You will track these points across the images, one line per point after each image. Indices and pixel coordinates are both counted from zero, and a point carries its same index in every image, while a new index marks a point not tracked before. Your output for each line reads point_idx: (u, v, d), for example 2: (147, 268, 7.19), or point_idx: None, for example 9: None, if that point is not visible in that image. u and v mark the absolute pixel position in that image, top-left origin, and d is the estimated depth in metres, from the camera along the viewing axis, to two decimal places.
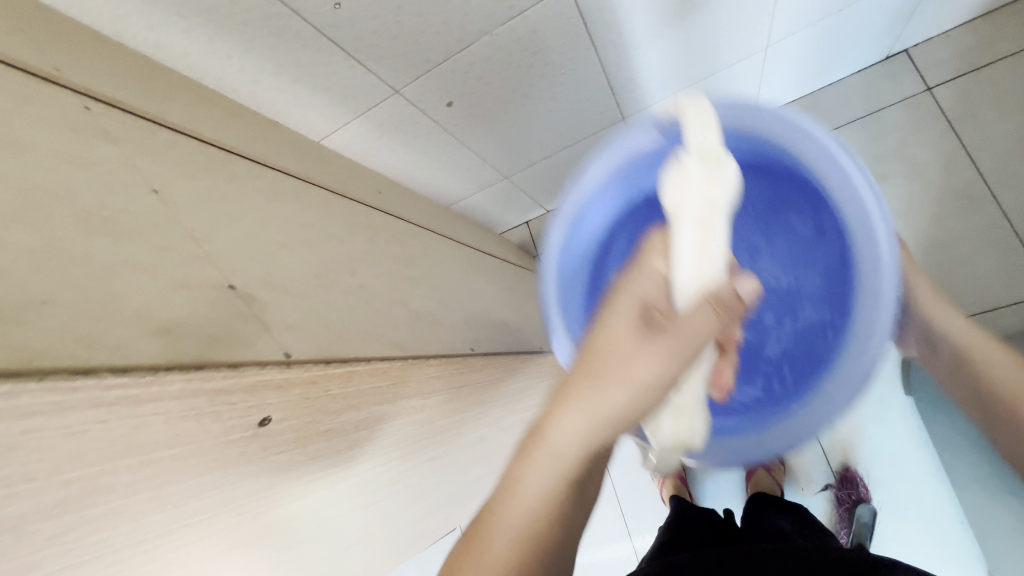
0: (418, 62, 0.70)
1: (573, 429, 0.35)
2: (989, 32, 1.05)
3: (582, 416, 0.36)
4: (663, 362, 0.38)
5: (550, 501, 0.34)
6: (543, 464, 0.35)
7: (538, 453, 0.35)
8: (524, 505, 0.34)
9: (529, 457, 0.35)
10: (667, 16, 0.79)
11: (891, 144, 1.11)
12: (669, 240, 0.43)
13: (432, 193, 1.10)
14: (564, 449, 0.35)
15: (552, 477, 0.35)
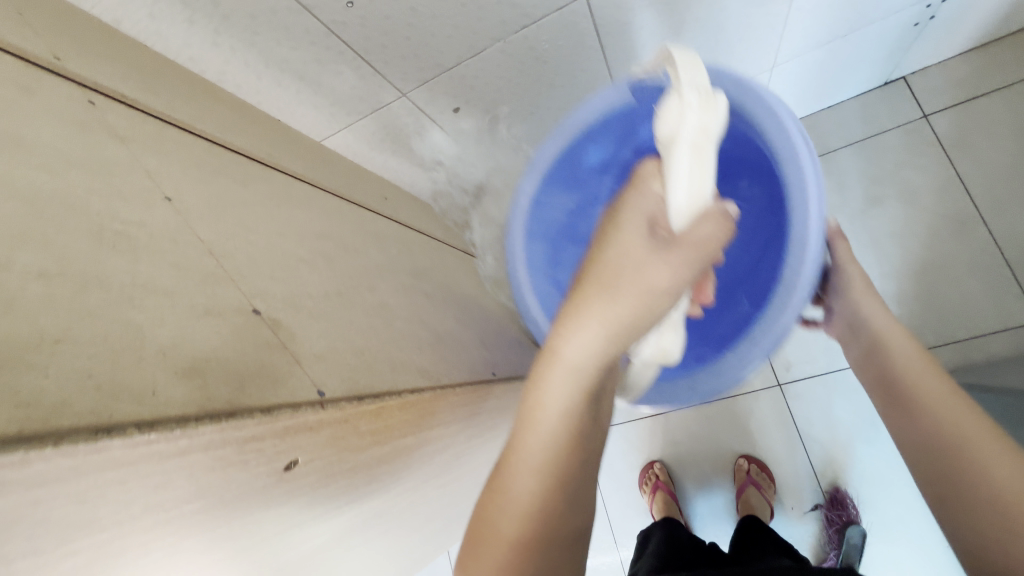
0: (428, 65, 0.69)
1: (562, 397, 0.35)
2: (984, 64, 1.08)
3: (564, 390, 0.35)
4: (661, 280, 0.37)
5: (539, 467, 0.35)
6: (536, 430, 0.35)
7: (534, 416, 0.35)
8: (518, 469, 0.35)
9: (524, 421, 0.36)
10: (679, 31, 0.78)
11: (887, 168, 1.12)
12: (666, 158, 0.44)
13: None
14: (556, 414, 0.35)
15: (540, 443, 0.35)
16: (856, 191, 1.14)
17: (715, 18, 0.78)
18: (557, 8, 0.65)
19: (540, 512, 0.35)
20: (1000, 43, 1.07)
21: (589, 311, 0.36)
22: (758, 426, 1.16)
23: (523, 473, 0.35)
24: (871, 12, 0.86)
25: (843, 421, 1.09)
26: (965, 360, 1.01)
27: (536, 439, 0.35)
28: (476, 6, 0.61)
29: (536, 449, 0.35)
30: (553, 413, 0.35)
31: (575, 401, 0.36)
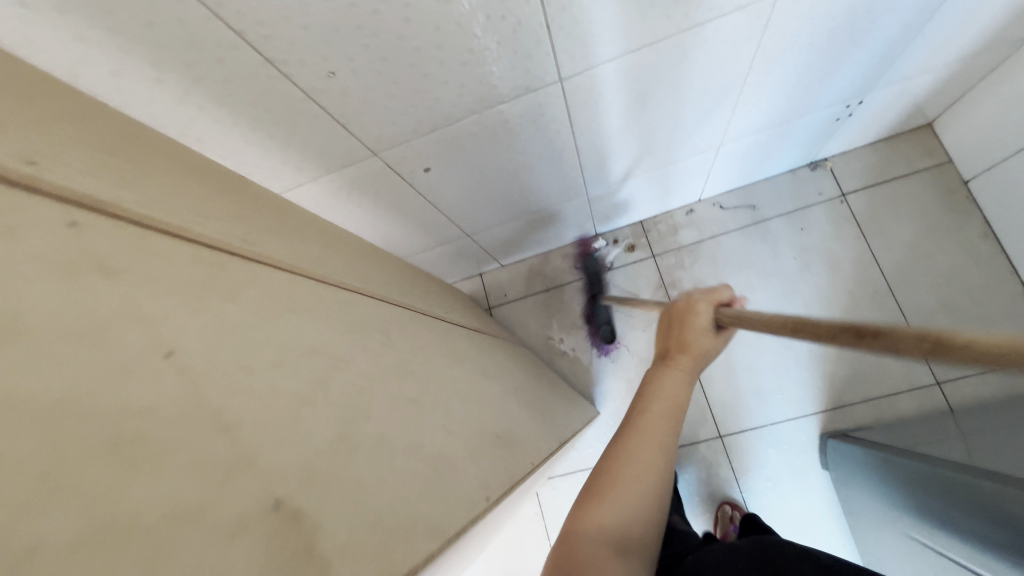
0: (404, 131, 0.69)
1: (608, 519, 0.50)
2: (892, 154, 1.25)
3: (651, 443, 0.56)
4: None
5: (649, 471, 0.55)
6: (649, 418, 0.59)
7: (628, 480, 0.53)
8: (623, 495, 0.52)
9: (627, 448, 0.56)
10: (638, 117, 0.84)
11: (813, 238, 1.25)
12: None
13: (392, 245, 1.07)
14: (606, 531, 0.49)
15: (636, 493, 0.53)
16: (788, 257, 1.26)
17: (672, 108, 0.84)
18: (533, 89, 0.68)
19: (626, 542, 0.49)
20: (904, 138, 1.25)
21: (616, 489, 0.53)
22: (702, 475, 1.19)
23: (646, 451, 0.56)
24: (805, 107, 0.97)
25: (774, 467, 1.16)
26: (878, 416, 1.13)
27: (596, 519, 0.50)
28: (458, 84, 0.62)
29: (635, 480, 0.53)
30: (614, 546, 0.48)
31: (676, 400, 0.61)
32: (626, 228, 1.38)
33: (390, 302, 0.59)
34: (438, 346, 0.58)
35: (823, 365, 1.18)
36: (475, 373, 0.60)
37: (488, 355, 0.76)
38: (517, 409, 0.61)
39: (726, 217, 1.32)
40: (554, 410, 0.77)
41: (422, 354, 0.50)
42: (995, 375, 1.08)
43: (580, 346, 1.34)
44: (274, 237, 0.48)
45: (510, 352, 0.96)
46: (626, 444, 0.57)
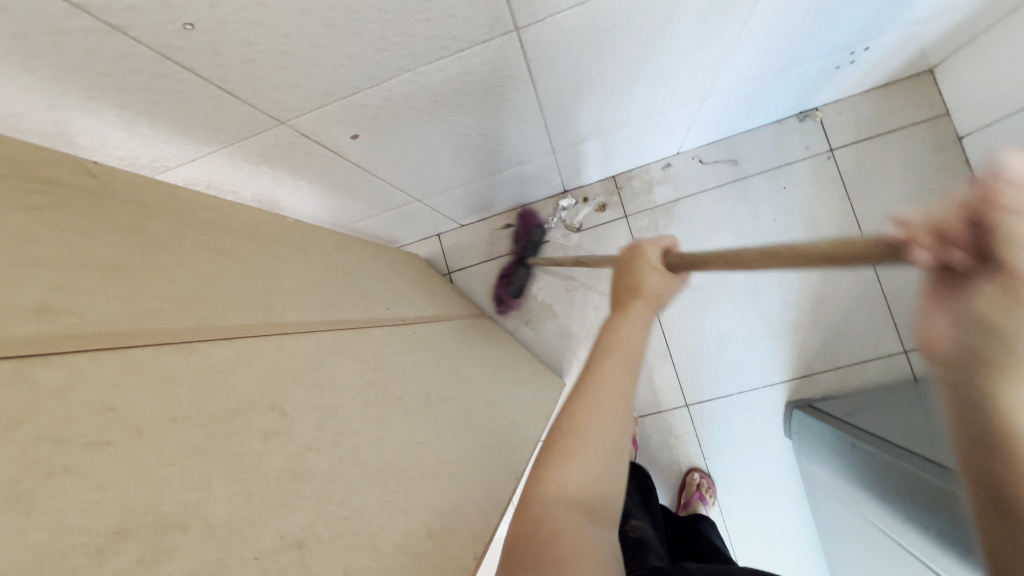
0: (314, 95, 0.53)
1: (575, 481, 0.39)
2: (887, 104, 1.14)
3: (611, 390, 0.44)
4: None
5: (611, 425, 0.43)
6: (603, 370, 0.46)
7: (593, 431, 0.42)
8: (589, 452, 0.41)
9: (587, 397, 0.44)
10: (614, 72, 0.70)
11: (794, 198, 1.16)
12: None
13: (327, 215, 0.92)
14: (572, 495, 0.39)
15: (605, 446, 0.41)
16: (768, 219, 1.17)
17: (654, 60, 0.69)
18: (480, 41, 0.53)
19: (597, 505, 0.39)
20: (901, 86, 1.13)
21: (580, 444, 0.41)
22: (667, 444, 1.18)
23: (612, 402, 0.44)
24: (805, 55, 0.83)
25: (737, 436, 1.16)
26: (844, 384, 1.12)
27: (558, 480, 0.39)
28: (377, 37, 0.47)
29: (601, 434, 0.42)
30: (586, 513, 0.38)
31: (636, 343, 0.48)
32: (597, 183, 1.25)
33: (303, 330, 0.47)
34: (365, 381, 0.48)
35: (794, 334, 1.15)
36: (414, 407, 0.50)
37: (437, 361, 0.66)
38: (467, 444, 0.52)
39: (705, 173, 1.21)
40: (514, 417, 0.69)
41: (339, 411, 0.40)
42: None
43: (545, 313, 1.26)
44: (117, 275, 0.35)
45: (467, 340, 0.87)
46: (586, 393, 0.45)
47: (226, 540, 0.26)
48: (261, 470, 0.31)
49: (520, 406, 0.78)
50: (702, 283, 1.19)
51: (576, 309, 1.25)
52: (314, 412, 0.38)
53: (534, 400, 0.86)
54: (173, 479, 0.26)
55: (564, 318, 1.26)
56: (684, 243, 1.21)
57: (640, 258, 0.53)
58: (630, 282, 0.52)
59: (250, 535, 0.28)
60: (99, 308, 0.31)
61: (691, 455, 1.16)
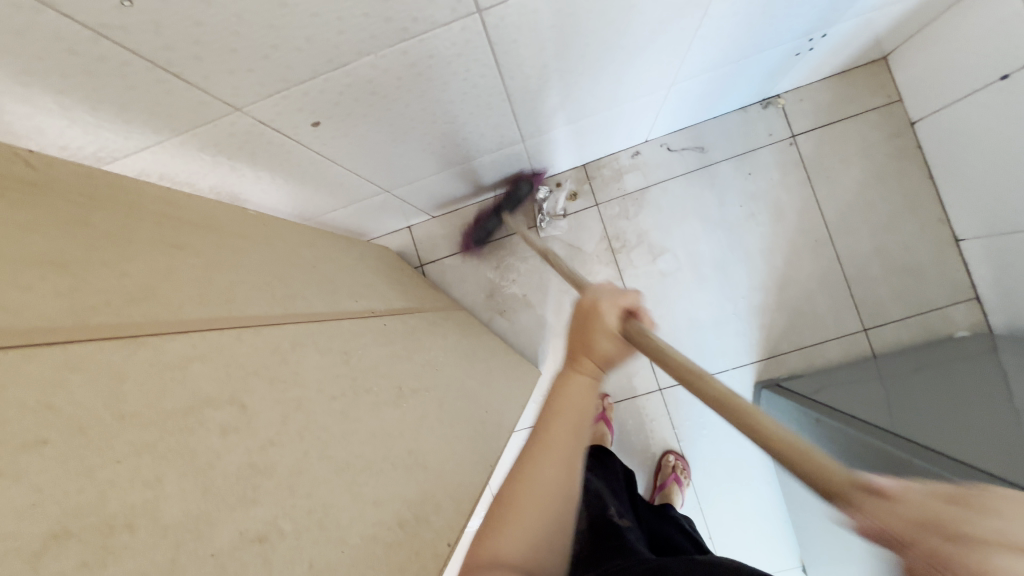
0: (271, 80, 0.51)
1: (511, 551, 0.44)
2: (845, 90, 1.17)
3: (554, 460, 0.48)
4: None
5: (553, 492, 0.46)
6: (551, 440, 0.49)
7: (532, 499, 0.46)
8: (527, 522, 0.45)
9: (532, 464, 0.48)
10: (581, 58, 0.70)
11: (759, 183, 1.19)
12: None
13: (291, 208, 0.89)
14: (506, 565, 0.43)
15: (541, 514, 0.45)
16: (734, 204, 1.20)
17: (619, 46, 0.69)
18: (442, 24, 0.51)
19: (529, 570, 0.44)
20: (857, 73, 1.17)
21: (517, 514, 0.45)
22: (642, 428, 1.20)
23: (557, 469, 0.47)
24: (766, 42, 0.85)
25: (710, 417, 1.18)
26: (808, 363, 1.16)
27: (497, 550, 0.44)
28: (334, 18, 0.45)
29: (540, 503, 0.46)
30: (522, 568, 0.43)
31: (585, 405, 0.51)
32: (567, 172, 1.25)
33: (265, 324, 0.46)
34: (333, 374, 0.46)
35: (762, 317, 1.18)
36: (385, 399, 0.50)
37: (409, 353, 0.65)
38: (439, 434, 0.52)
39: (673, 160, 1.22)
40: (488, 407, 0.69)
41: (304, 404, 0.39)
42: (917, 320, 1.13)
43: (519, 303, 1.26)
44: (57, 269, 0.33)
45: (440, 331, 0.86)
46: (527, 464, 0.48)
47: (182, 539, 0.25)
48: (219, 467, 0.29)
49: (495, 395, 0.77)
50: (672, 269, 1.21)
51: (550, 298, 1.26)
52: (277, 407, 0.36)
53: (509, 389, 0.86)
54: (120, 479, 0.25)
55: (538, 308, 1.26)
56: (654, 230, 1.22)
57: (596, 317, 0.53)
58: (586, 338, 0.54)
59: (208, 532, 0.27)
60: (39, 302, 0.30)
61: (666, 438, 1.18)
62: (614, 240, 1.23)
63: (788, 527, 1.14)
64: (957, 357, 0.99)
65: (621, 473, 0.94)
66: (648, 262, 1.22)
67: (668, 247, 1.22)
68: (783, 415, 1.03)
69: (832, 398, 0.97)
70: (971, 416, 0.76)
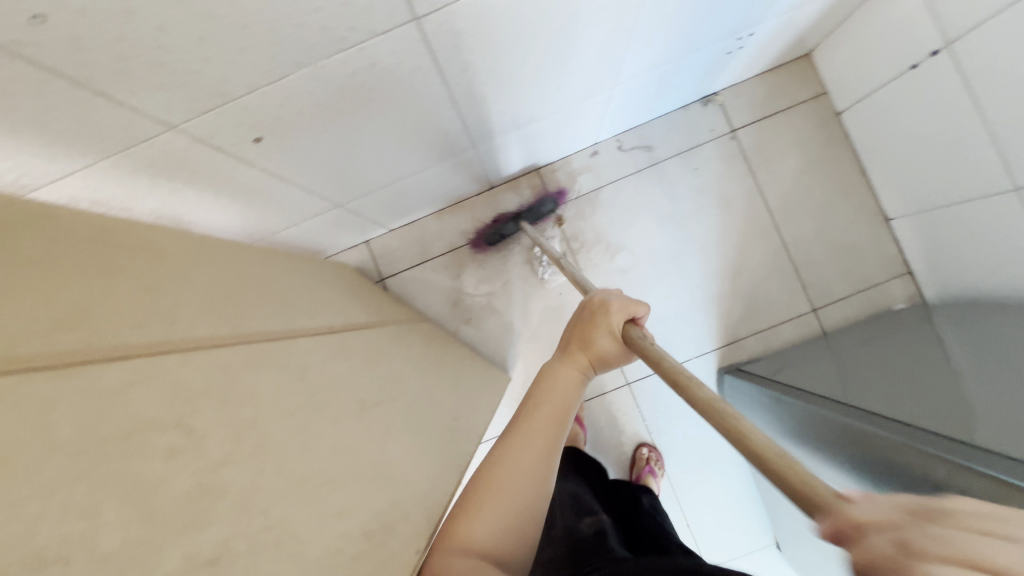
0: (206, 95, 0.50)
1: (481, 536, 0.40)
2: (776, 85, 1.24)
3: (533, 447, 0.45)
4: None
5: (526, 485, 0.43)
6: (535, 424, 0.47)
7: (509, 486, 0.43)
8: (498, 508, 0.42)
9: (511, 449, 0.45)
10: (523, 63, 0.71)
11: (705, 177, 1.24)
12: None
13: (240, 229, 0.86)
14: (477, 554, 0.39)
15: (516, 504, 0.42)
16: (684, 199, 1.24)
17: (559, 49, 0.71)
18: (381, 32, 0.51)
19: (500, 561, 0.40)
20: (785, 69, 1.24)
21: (495, 501, 0.42)
22: (615, 423, 1.22)
23: (534, 460, 0.44)
24: (699, 42, 0.89)
25: (678, 407, 1.21)
26: (766, 346, 1.21)
27: (466, 536, 0.40)
28: (267, 28, 0.44)
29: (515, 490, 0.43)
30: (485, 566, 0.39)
31: (570, 398, 0.50)
32: (522, 177, 1.27)
33: (215, 345, 0.44)
34: (290, 390, 0.45)
35: (718, 304, 1.22)
36: (347, 412, 0.48)
37: (371, 366, 0.64)
38: (406, 444, 0.51)
39: (623, 160, 1.26)
40: (457, 414, 0.68)
41: (260, 423, 0.38)
42: (860, 297, 1.20)
43: (484, 310, 1.26)
44: None
45: (404, 343, 0.84)
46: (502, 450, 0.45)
47: (124, 568, 0.24)
48: (164, 492, 0.28)
49: (464, 402, 0.77)
50: (631, 265, 1.24)
51: (515, 303, 1.26)
52: (231, 426, 0.35)
53: (478, 395, 0.86)
54: (52, 512, 0.23)
55: (504, 313, 1.26)
56: (611, 228, 1.25)
57: (601, 316, 0.51)
58: (585, 333, 0.52)
59: (155, 559, 0.25)
60: None
61: (638, 432, 1.20)
62: (573, 241, 1.25)
63: (761, 507, 1.17)
64: (897, 327, 1.05)
65: (592, 472, 0.96)
66: (607, 259, 1.25)
67: (625, 244, 1.25)
68: (746, 397, 1.07)
69: (789, 376, 1.02)
70: (917, 381, 0.81)
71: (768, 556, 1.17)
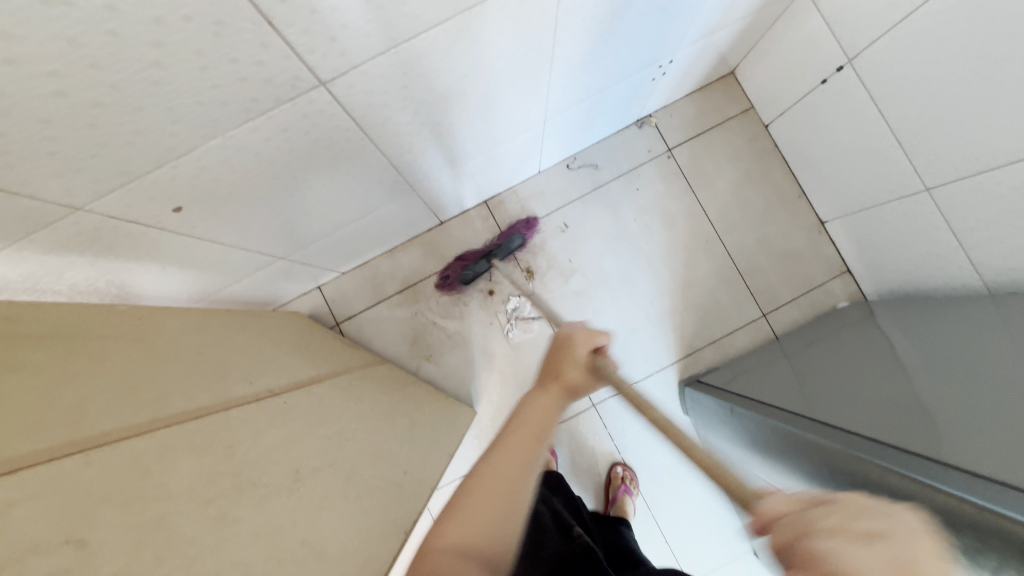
0: (108, 174, 0.49)
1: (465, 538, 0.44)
2: (705, 104, 1.30)
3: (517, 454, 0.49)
4: None
5: (511, 485, 0.47)
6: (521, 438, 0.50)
7: (489, 496, 0.46)
8: (484, 513, 0.45)
9: (492, 463, 0.48)
10: (446, 110, 0.73)
11: (648, 196, 1.28)
12: None
13: (181, 293, 0.84)
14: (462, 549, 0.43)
15: (493, 514, 0.46)
16: (630, 218, 1.27)
17: (481, 94, 0.73)
18: (287, 99, 0.52)
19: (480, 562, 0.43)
20: (712, 88, 1.30)
21: (476, 505, 0.46)
22: (585, 447, 1.22)
23: (511, 480, 0.47)
24: (620, 74, 0.93)
25: (647, 424, 1.22)
26: (722, 355, 1.23)
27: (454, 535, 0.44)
28: (163, 109, 0.44)
29: (495, 505, 0.46)
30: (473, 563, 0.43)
31: (548, 419, 0.52)
32: (471, 210, 1.28)
33: (126, 437, 0.42)
34: (212, 473, 0.44)
35: (673, 318, 1.25)
36: (277, 488, 0.47)
37: (313, 428, 0.62)
38: (343, 517, 0.49)
39: (567, 185, 1.28)
40: (408, 467, 0.67)
41: (167, 522, 0.36)
42: (805, 299, 1.24)
43: (445, 345, 1.26)
44: None
45: (355, 393, 0.83)
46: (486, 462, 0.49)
47: None
48: None
49: (418, 450, 0.76)
50: (585, 288, 1.26)
51: (475, 335, 1.26)
52: (129, 531, 0.34)
53: (436, 439, 0.84)
54: None
55: (465, 346, 1.25)
56: (563, 253, 1.27)
57: (570, 348, 0.57)
58: (556, 365, 0.57)
59: None
60: None
61: (608, 453, 1.20)
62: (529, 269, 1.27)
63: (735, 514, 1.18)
64: (839, 327, 1.09)
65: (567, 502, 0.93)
66: (562, 284, 1.26)
67: (578, 267, 1.26)
68: (706, 409, 1.09)
69: (744, 384, 1.04)
70: (853, 380, 0.84)
71: (748, 564, 1.17)
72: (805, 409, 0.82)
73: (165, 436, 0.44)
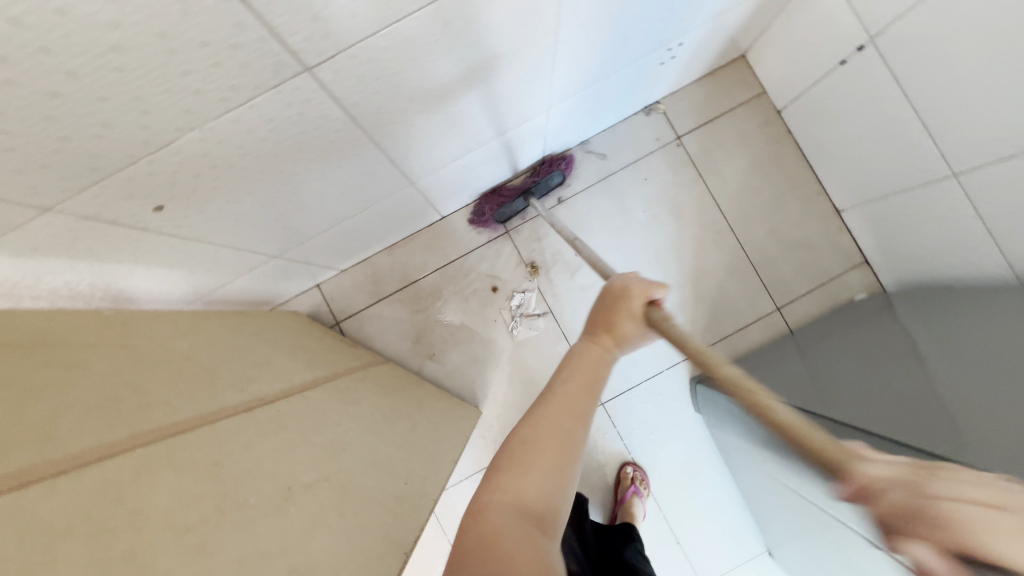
0: (77, 172, 0.45)
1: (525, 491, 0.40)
2: (714, 89, 1.24)
3: (570, 409, 0.46)
4: None
5: (566, 433, 0.44)
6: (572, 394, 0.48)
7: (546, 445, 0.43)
8: (543, 463, 0.42)
9: (544, 411, 0.46)
10: (443, 97, 0.68)
11: (656, 186, 1.23)
12: None
13: (172, 295, 0.81)
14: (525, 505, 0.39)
15: (553, 465, 0.43)
16: (637, 210, 1.23)
17: (480, 81, 0.69)
18: (269, 87, 0.48)
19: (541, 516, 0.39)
20: (722, 72, 1.24)
21: (536, 457, 0.42)
22: (593, 446, 1.18)
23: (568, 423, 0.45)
24: (627, 57, 0.88)
25: (656, 423, 1.18)
26: (734, 350, 1.19)
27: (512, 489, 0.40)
28: (131, 100, 0.41)
29: (551, 451, 0.43)
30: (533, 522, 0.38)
31: (599, 372, 0.51)
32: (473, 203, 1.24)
33: (101, 457, 0.39)
34: (194, 495, 0.40)
35: (683, 313, 1.21)
36: (265, 508, 0.44)
37: (308, 437, 0.59)
38: (336, 537, 0.46)
39: (572, 176, 1.24)
40: (408, 477, 0.64)
41: (139, 555, 0.33)
42: (821, 291, 1.19)
43: (447, 343, 1.22)
44: None
45: (353, 396, 0.80)
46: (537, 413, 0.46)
47: None
48: None
49: (419, 456, 0.72)
50: (592, 282, 1.22)
51: (478, 332, 1.22)
52: (95, 568, 0.31)
53: (437, 444, 0.81)
54: None
55: (468, 344, 1.22)
56: (568, 246, 1.22)
57: (624, 300, 0.54)
58: (608, 316, 0.55)
59: None
60: None
61: (617, 452, 1.17)
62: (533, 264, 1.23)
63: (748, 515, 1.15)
64: (858, 320, 1.05)
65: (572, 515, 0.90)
66: (567, 278, 1.22)
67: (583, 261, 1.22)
68: (718, 407, 1.05)
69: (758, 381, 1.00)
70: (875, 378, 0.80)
71: (762, 565, 1.14)
72: (825, 408, 0.78)
73: (144, 454, 0.41)
